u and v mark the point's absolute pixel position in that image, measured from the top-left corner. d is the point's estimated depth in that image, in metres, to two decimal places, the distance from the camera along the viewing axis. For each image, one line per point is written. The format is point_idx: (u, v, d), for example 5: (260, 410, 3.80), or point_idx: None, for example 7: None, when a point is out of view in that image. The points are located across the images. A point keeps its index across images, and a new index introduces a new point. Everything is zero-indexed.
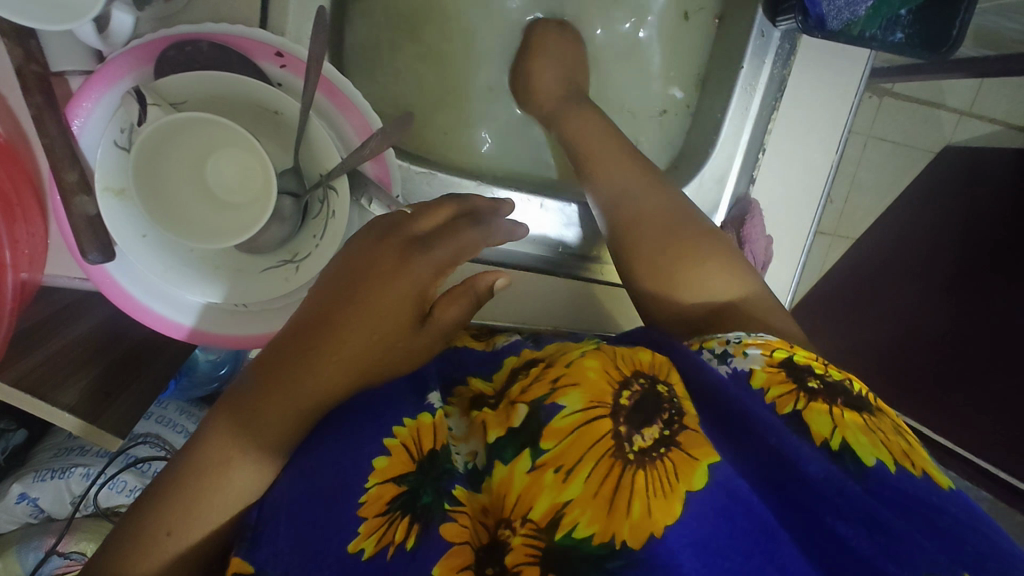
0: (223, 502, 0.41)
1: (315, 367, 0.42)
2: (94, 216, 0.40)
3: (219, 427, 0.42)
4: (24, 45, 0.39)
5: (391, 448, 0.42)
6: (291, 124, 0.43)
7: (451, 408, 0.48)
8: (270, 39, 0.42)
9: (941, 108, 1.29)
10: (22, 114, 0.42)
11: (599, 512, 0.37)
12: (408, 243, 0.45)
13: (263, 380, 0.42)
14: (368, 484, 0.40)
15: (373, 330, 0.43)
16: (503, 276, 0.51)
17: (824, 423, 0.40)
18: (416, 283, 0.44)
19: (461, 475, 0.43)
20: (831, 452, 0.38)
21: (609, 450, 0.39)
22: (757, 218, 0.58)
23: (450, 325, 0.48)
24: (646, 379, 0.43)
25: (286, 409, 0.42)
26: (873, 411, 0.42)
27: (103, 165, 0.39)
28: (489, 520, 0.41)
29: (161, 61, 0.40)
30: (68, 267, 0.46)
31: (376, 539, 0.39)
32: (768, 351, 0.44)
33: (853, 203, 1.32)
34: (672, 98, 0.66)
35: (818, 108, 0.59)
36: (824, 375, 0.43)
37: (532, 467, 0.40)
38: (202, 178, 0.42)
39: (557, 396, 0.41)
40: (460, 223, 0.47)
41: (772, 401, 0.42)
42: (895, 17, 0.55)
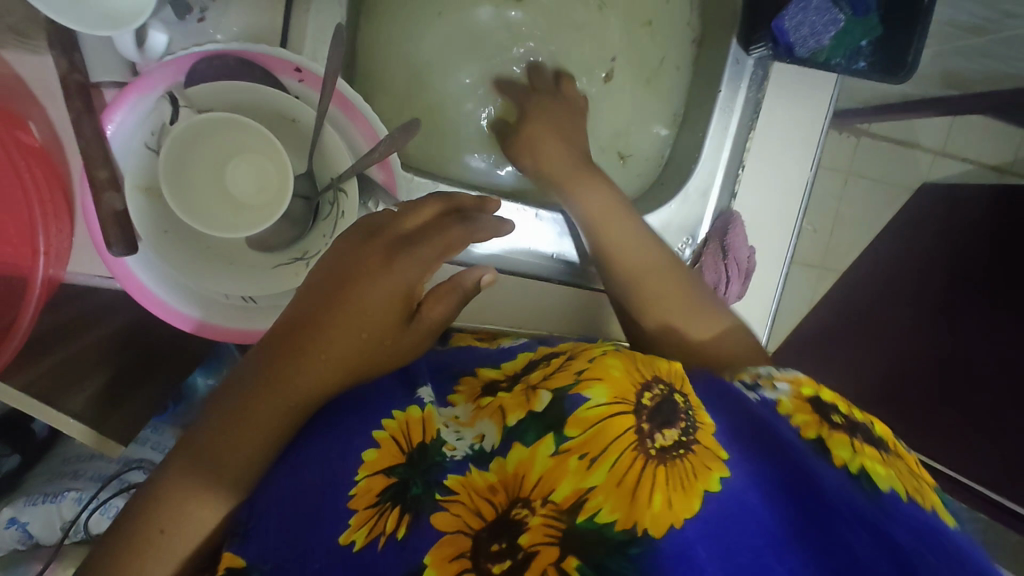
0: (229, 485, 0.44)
1: (301, 366, 0.45)
2: (120, 211, 0.43)
3: (208, 425, 0.44)
4: (69, 56, 0.42)
5: (380, 440, 0.44)
6: (306, 131, 0.47)
7: (456, 399, 0.49)
8: (290, 56, 0.45)
9: (916, 148, 1.46)
10: (61, 123, 0.46)
11: (622, 501, 0.37)
12: (392, 243, 0.47)
13: (255, 382, 0.45)
14: (357, 477, 0.42)
15: (361, 330, 0.46)
16: (490, 273, 0.52)
17: (844, 450, 0.42)
18: (402, 282, 0.47)
19: (460, 460, 0.43)
20: (850, 474, 0.41)
21: (631, 444, 0.39)
22: (739, 228, 0.61)
23: (438, 322, 0.51)
24: (666, 385, 0.44)
25: (274, 407, 0.44)
26: (891, 450, 0.44)
27: (133, 166, 0.44)
28: (495, 497, 0.40)
29: (191, 73, 0.44)
30: (89, 264, 0.48)
31: (365, 531, 0.40)
32: (796, 387, 0.47)
33: (837, 235, 1.45)
34: (660, 134, 0.68)
35: (792, 127, 0.63)
36: (848, 415, 0.46)
37: (555, 451, 0.41)
38: (222, 179, 0.45)
39: (582, 388, 0.43)
40: (445, 221, 0.50)
41: (797, 426, 0.44)
42: (857, 48, 0.59)
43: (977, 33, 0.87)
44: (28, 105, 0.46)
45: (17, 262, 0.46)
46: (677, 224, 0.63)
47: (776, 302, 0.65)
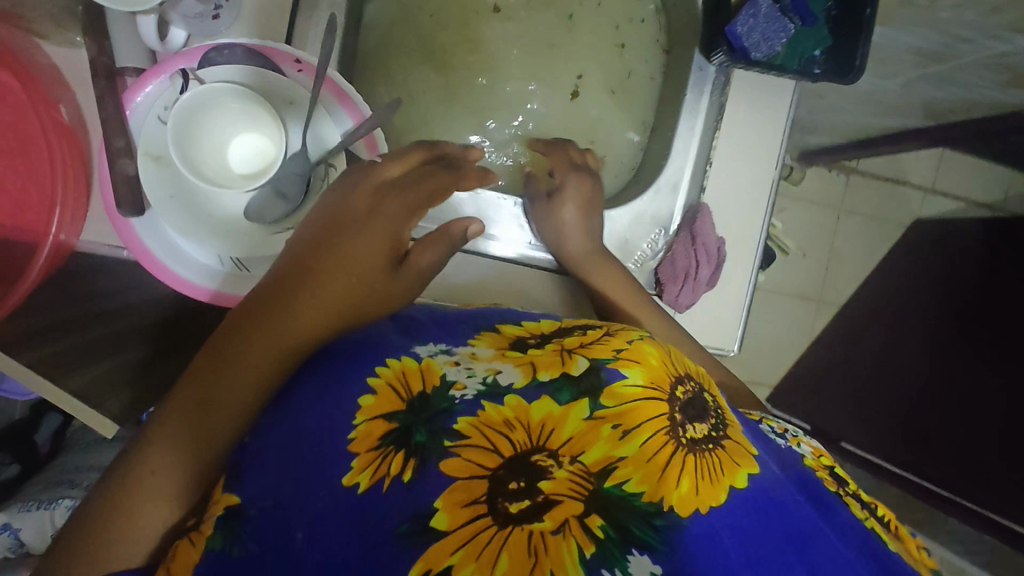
0: (219, 416, 0.46)
1: (295, 308, 0.50)
2: (132, 176, 0.49)
3: (210, 368, 0.47)
4: (99, 43, 0.48)
5: (378, 387, 0.44)
6: (301, 113, 0.52)
7: (479, 339, 0.51)
8: (291, 50, 0.52)
9: (908, 184, 1.50)
10: (88, 107, 0.53)
11: (649, 475, 0.41)
12: (380, 188, 0.57)
13: (250, 322, 0.49)
14: (356, 422, 0.43)
15: (351, 273, 0.53)
16: (476, 223, 0.60)
17: (859, 509, 0.47)
18: (387, 226, 0.57)
19: (470, 399, 0.43)
20: (866, 526, 0.45)
21: (663, 428, 0.43)
22: (706, 216, 0.65)
23: (426, 270, 0.58)
24: (695, 385, 0.48)
25: (267, 346, 0.48)
26: (898, 531, 0.49)
27: (148, 135, 0.49)
28: (513, 435, 0.41)
29: (203, 61, 0.49)
30: (101, 234, 0.53)
31: (370, 473, 0.40)
32: (817, 454, 0.54)
33: (836, 267, 1.52)
34: (634, 140, 0.75)
35: (756, 128, 0.68)
36: (857, 490, 0.51)
37: (589, 415, 0.43)
38: (226, 149, 0.51)
39: (622, 365, 0.46)
40: (429, 167, 0.60)
41: (820, 476, 0.49)
42: (810, 56, 0.65)
43: (936, 60, 0.93)
44: (61, 89, 0.52)
45: (31, 226, 0.51)
46: (650, 215, 0.68)
47: (749, 298, 0.69)
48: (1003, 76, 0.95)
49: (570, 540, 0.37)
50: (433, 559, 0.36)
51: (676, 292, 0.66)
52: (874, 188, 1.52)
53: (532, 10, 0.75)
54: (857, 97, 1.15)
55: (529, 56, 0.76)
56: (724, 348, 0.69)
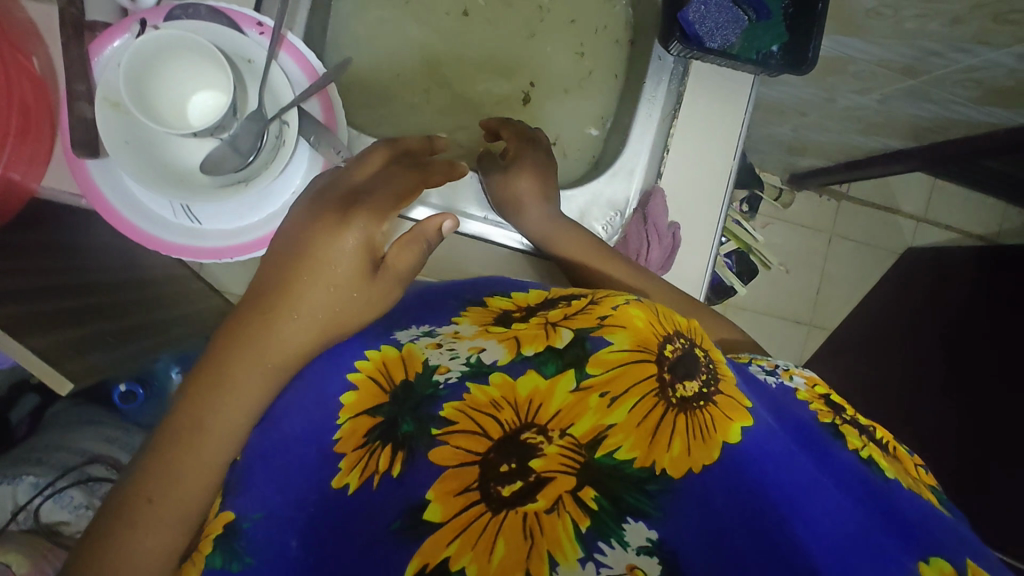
0: (202, 437, 0.45)
1: (278, 326, 0.48)
2: (89, 119, 0.51)
3: (194, 397, 0.46)
4: None
5: (356, 381, 0.48)
6: (259, 71, 0.55)
7: (461, 319, 0.53)
8: (253, 14, 0.55)
9: (898, 213, 1.58)
10: (57, 59, 0.55)
11: (641, 441, 0.40)
12: (347, 196, 0.52)
13: (232, 346, 0.47)
14: (340, 422, 0.46)
15: (328, 283, 0.50)
16: (451, 219, 0.55)
17: (856, 438, 0.44)
18: (354, 233, 0.50)
19: (454, 382, 0.45)
20: (862, 458, 0.42)
21: (653, 390, 0.42)
22: (660, 197, 0.66)
23: (404, 272, 0.54)
24: (686, 340, 0.46)
25: (253, 367, 0.47)
26: (897, 454, 0.46)
27: (107, 83, 0.50)
28: (501, 412, 0.42)
29: (168, 19, 0.53)
30: (60, 181, 0.56)
31: (359, 472, 0.42)
32: (811, 383, 0.50)
33: (825, 294, 1.58)
34: (592, 135, 0.77)
35: (713, 116, 0.69)
36: (855, 416, 0.47)
37: (576, 386, 0.43)
38: (187, 100, 0.54)
39: (605, 332, 0.45)
40: (392, 168, 0.57)
41: (814, 410, 0.46)
42: (766, 52, 0.67)
43: (909, 74, 0.94)
44: (34, 43, 0.54)
45: None
46: (607, 197, 0.69)
47: (707, 280, 0.70)
48: (976, 91, 0.95)
49: (564, 517, 0.38)
50: (428, 554, 0.37)
51: None
52: (867, 213, 1.58)
53: (502, 5, 0.78)
54: (835, 113, 1.16)
55: (501, 45, 0.78)
56: None
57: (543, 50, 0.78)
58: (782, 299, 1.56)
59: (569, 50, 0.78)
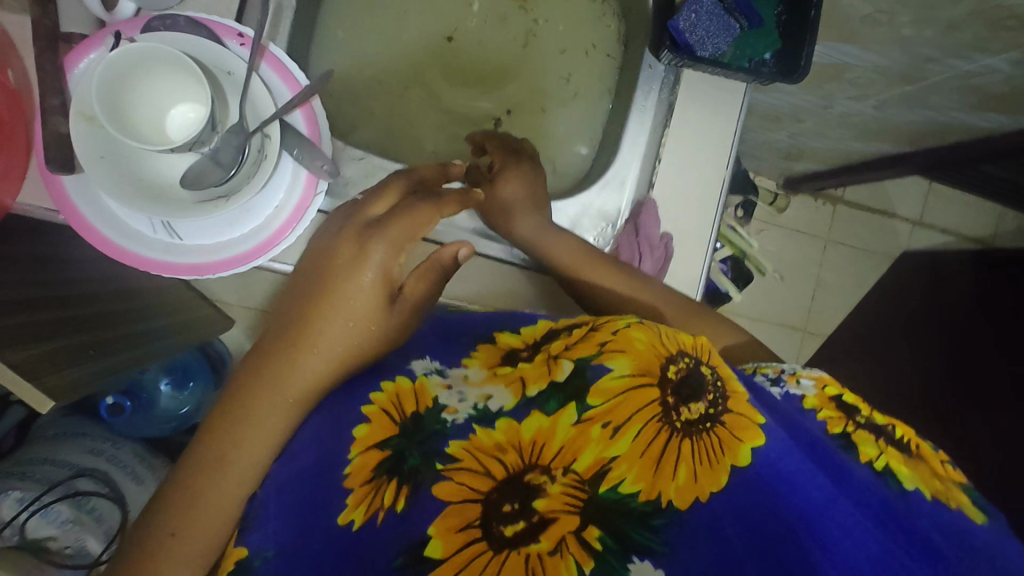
0: (223, 471, 0.46)
1: (299, 362, 0.50)
2: (62, 134, 0.50)
3: (211, 435, 0.47)
4: (43, 6, 0.50)
5: (371, 415, 0.48)
6: (238, 84, 0.53)
7: (472, 360, 0.54)
8: (234, 24, 0.54)
9: (893, 218, 1.57)
10: (33, 73, 0.53)
11: (644, 472, 0.41)
12: (363, 226, 0.53)
13: (249, 385, 0.48)
14: (350, 456, 0.46)
15: (346, 319, 0.52)
16: (466, 248, 0.59)
17: (871, 448, 0.43)
18: (375, 266, 0.53)
19: (462, 423, 0.47)
20: (876, 471, 0.42)
21: (656, 416, 0.43)
22: (651, 209, 0.65)
23: (417, 299, 0.57)
24: (692, 359, 0.46)
25: (275, 398, 0.48)
26: (920, 454, 0.45)
27: (80, 95, 0.49)
28: (506, 454, 0.44)
29: (145, 30, 0.51)
30: (35, 197, 0.54)
31: (364, 510, 0.44)
32: (821, 385, 0.48)
33: (820, 300, 1.57)
34: (583, 153, 0.76)
35: (705, 126, 0.68)
36: (870, 416, 0.47)
37: (577, 420, 0.44)
38: (167, 116, 0.53)
39: (606, 359, 0.46)
40: (409, 202, 0.55)
41: (823, 420, 0.45)
42: (758, 59, 0.65)
43: (908, 81, 0.93)
44: (11, 55, 0.53)
45: None
46: (597, 208, 0.68)
47: (700, 292, 0.69)
48: (972, 97, 0.95)
49: (568, 557, 0.39)
50: None
51: None
52: (862, 218, 1.57)
53: (491, 14, 0.77)
54: (831, 119, 1.15)
55: (490, 54, 0.77)
56: None
57: (532, 59, 0.77)
58: (777, 306, 1.55)
59: (558, 58, 0.77)
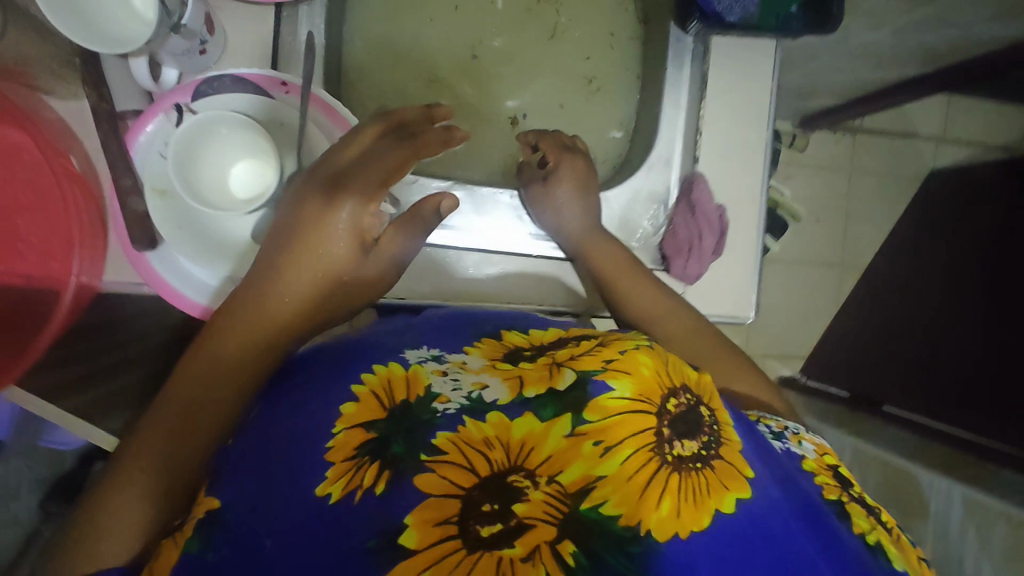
0: (206, 409, 0.47)
1: (271, 304, 0.53)
2: (142, 213, 0.52)
3: (193, 366, 0.49)
4: (98, 89, 0.51)
5: (359, 395, 0.45)
6: (292, 133, 0.56)
7: (473, 351, 0.51)
8: (276, 74, 0.54)
9: (916, 137, 1.53)
10: (96, 156, 0.55)
11: (629, 496, 0.39)
12: (332, 177, 0.54)
13: (227, 325, 0.51)
14: (335, 431, 0.43)
15: (316, 270, 0.55)
16: (449, 199, 0.58)
17: (863, 520, 0.44)
18: (347, 217, 0.56)
19: (453, 413, 0.43)
20: (866, 543, 0.42)
21: (648, 445, 0.41)
22: (702, 184, 0.66)
23: (392, 254, 0.58)
24: (693, 396, 0.45)
25: (252, 334, 0.51)
26: (901, 536, 0.47)
27: (150, 173, 0.52)
28: (489, 452, 0.40)
29: (196, 95, 0.52)
30: (120, 274, 0.56)
31: (343, 484, 0.40)
32: (819, 452, 0.51)
33: (853, 234, 1.53)
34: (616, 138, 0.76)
35: (740, 92, 0.68)
36: (863, 496, 0.48)
37: (569, 432, 0.42)
38: (227, 178, 0.54)
39: (608, 377, 0.44)
40: (383, 143, 0.57)
41: (820, 484, 0.46)
42: (788, 13, 0.64)
43: None
44: (69, 141, 0.54)
45: (55, 274, 0.53)
46: (646, 192, 0.69)
47: (759, 260, 0.69)
48: None
49: (539, 568, 0.36)
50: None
51: (683, 265, 0.65)
52: (885, 143, 1.53)
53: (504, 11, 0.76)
54: (850, 53, 1.12)
55: (510, 51, 0.76)
56: (742, 317, 0.69)
57: (550, 50, 0.77)
58: (811, 247, 1.52)
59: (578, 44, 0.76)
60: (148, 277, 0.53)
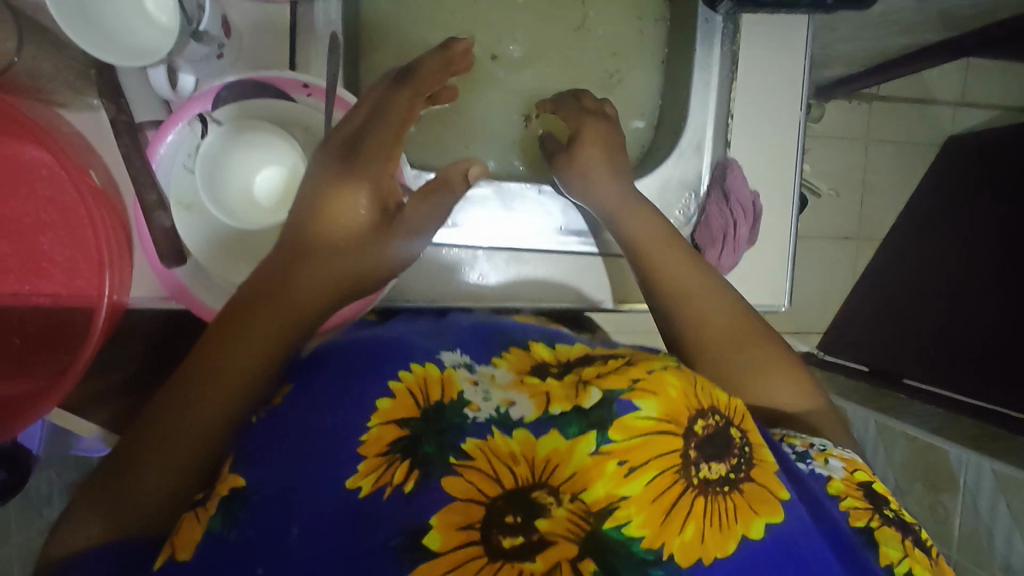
0: (236, 386, 0.44)
1: (296, 280, 0.46)
2: (169, 228, 0.50)
3: (215, 337, 0.45)
4: (116, 102, 0.49)
5: (396, 392, 0.45)
6: (315, 138, 0.53)
7: (500, 361, 0.51)
8: (297, 75, 0.52)
9: (935, 103, 1.48)
10: (116, 169, 0.54)
11: (652, 517, 0.40)
12: (348, 143, 0.49)
13: (252, 299, 0.46)
14: (369, 425, 0.43)
15: (340, 243, 0.48)
16: (474, 167, 0.54)
17: (894, 547, 0.43)
18: (364, 182, 0.49)
19: (482, 422, 0.44)
20: (889, 572, 0.42)
21: (674, 466, 0.42)
22: (736, 170, 0.64)
23: (419, 224, 0.51)
24: (722, 417, 0.45)
25: (273, 308, 0.46)
26: (937, 559, 0.45)
27: (176, 186, 0.51)
28: (516, 468, 0.41)
29: (216, 101, 0.50)
30: (149, 287, 0.56)
31: (372, 479, 0.41)
32: (850, 468, 0.48)
33: (870, 205, 1.48)
34: (638, 126, 0.73)
35: (771, 72, 0.65)
36: (898, 511, 0.46)
37: (595, 451, 0.42)
38: (252, 187, 0.52)
39: (635, 396, 0.44)
40: (394, 97, 0.52)
41: (850, 508, 0.45)
42: None
43: None
44: (88, 155, 0.52)
45: (84, 291, 0.52)
46: (677, 179, 0.66)
47: (793, 245, 0.67)
48: None
49: None
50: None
51: (717, 256, 0.64)
52: (903, 111, 1.46)
53: None
54: (873, 20, 1.07)
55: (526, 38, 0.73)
56: (776, 305, 0.68)
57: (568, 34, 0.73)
58: (828, 222, 1.46)
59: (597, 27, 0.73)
60: (180, 296, 0.51)
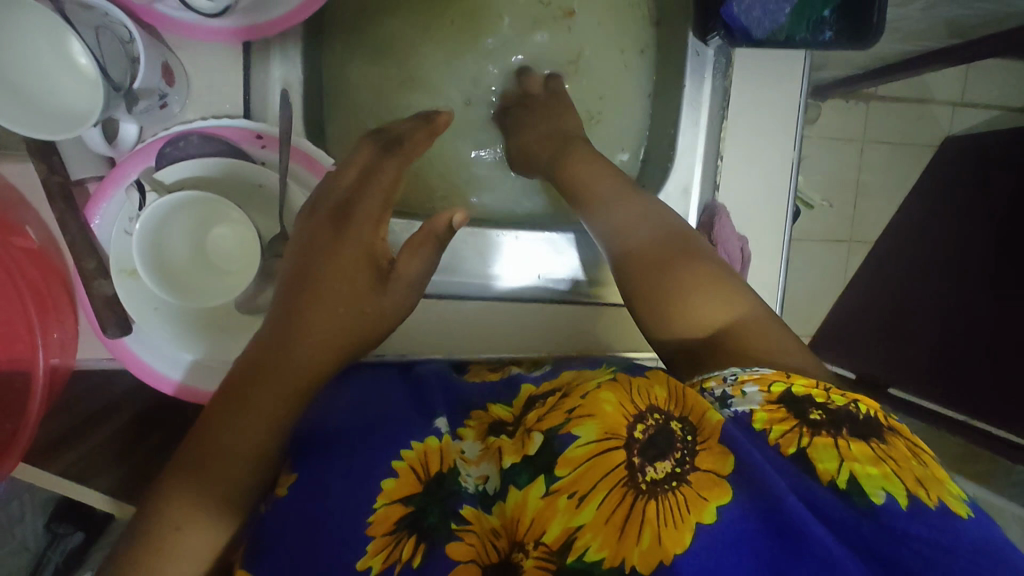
0: (244, 460, 0.43)
1: (296, 349, 0.45)
2: (111, 296, 0.47)
3: (220, 413, 0.43)
4: (48, 161, 0.46)
5: (400, 470, 0.43)
6: (273, 194, 0.50)
7: (465, 432, 0.47)
8: (250, 126, 0.49)
9: (932, 103, 1.40)
10: (52, 224, 0.49)
11: (609, 537, 0.35)
12: (334, 215, 0.48)
13: (253, 374, 0.44)
14: (375, 506, 0.41)
15: (337, 304, 0.46)
16: (460, 215, 0.49)
17: (830, 458, 0.36)
18: (356, 244, 0.48)
19: (470, 494, 0.42)
20: (837, 491, 0.35)
21: (620, 479, 0.36)
22: (725, 219, 0.60)
23: (416, 277, 0.49)
24: (663, 414, 0.39)
25: (274, 379, 0.44)
26: (886, 434, 0.38)
27: (117, 253, 0.47)
28: (499, 541, 0.39)
29: (160, 157, 0.47)
30: (94, 350, 0.51)
31: (383, 558, 0.39)
32: (766, 387, 0.40)
33: (863, 207, 1.42)
34: (625, 159, 0.69)
35: (764, 111, 0.61)
36: (827, 403, 0.39)
37: (545, 492, 0.38)
38: (200, 245, 0.48)
39: (572, 426, 0.40)
40: (380, 160, 0.51)
41: (777, 441, 0.37)
42: (820, 18, 0.57)
43: None
44: (22, 211, 0.48)
45: (21, 355, 0.47)
46: None
47: (781, 295, 0.63)
48: None
49: None
50: None
51: None
52: (901, 110, 1.40)
53: None
54: None
55: None
56: None
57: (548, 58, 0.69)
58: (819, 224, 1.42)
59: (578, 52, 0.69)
60: (128, 362, 0.48)
